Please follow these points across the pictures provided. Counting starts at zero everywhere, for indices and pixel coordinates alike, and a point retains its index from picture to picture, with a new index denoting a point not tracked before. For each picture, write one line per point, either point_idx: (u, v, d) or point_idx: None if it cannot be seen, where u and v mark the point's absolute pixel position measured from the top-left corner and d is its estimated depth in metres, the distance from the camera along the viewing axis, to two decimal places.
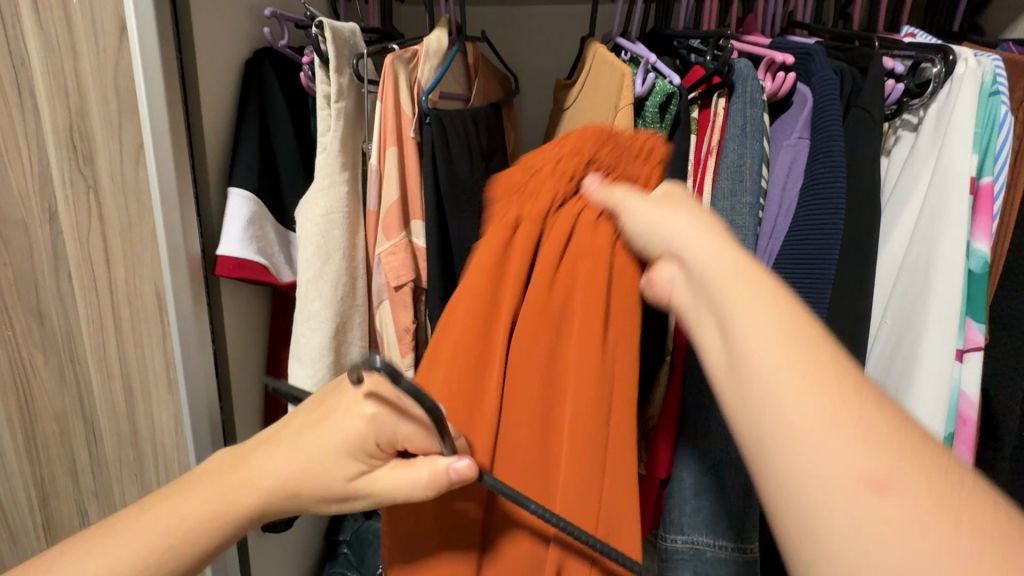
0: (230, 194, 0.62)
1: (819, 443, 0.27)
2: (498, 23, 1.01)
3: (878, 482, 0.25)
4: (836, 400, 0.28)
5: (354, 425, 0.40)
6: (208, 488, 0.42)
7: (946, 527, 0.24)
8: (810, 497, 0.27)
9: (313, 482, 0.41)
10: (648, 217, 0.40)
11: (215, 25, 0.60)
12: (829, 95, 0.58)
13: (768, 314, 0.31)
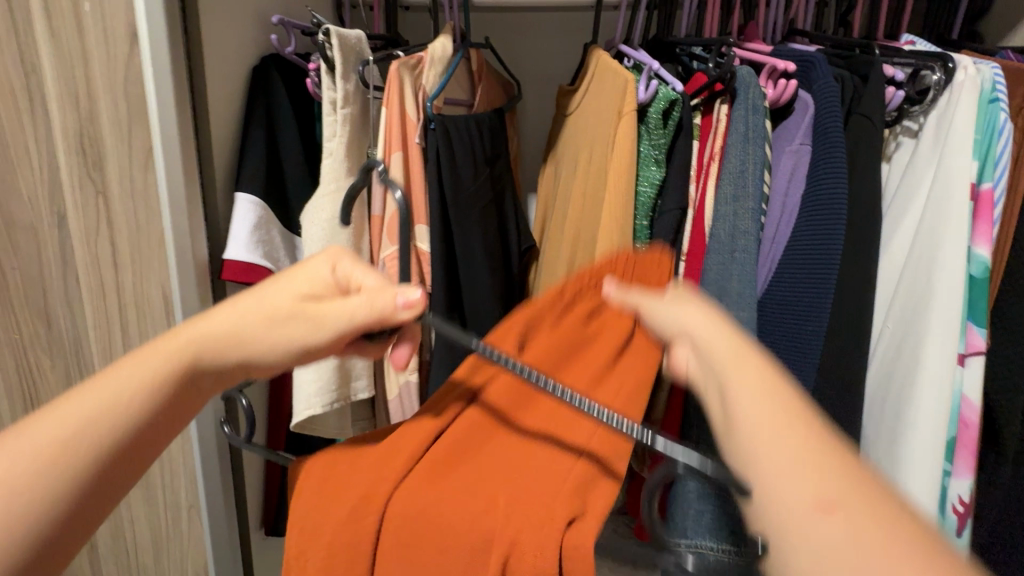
0: (237, 198, 0.63)
1: (778, 459, 0.30)
2: (501, 29, 1.01)
3: (825, 502, 0.27)
4: (802, 444, 0.30)
5: (316, 268, 0.44)
6: (137, 365, 0.39)
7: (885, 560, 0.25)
8: (773, 508, 0.28)
9: (267, 329, 0.42)
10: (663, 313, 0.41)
11: (224, 32, 0.61)
12: (831, 102, 0.58)
13: (764, 391, 0.33)
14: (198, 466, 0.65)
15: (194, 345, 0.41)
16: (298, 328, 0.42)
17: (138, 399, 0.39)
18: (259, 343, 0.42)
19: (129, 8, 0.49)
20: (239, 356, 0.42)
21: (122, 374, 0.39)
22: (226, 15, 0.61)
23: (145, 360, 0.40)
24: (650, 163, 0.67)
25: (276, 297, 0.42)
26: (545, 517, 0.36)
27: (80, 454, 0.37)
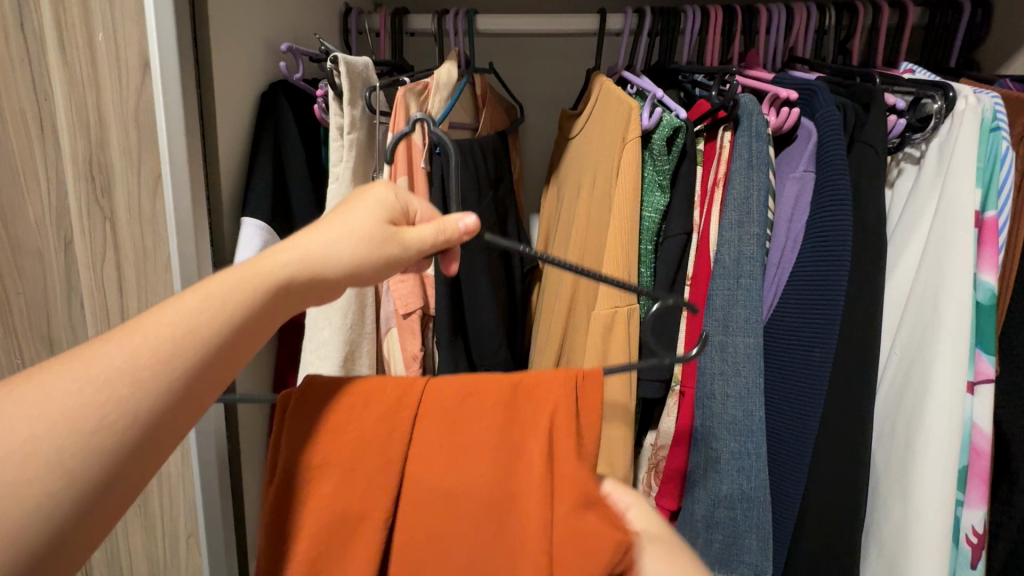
0: (243, 223, 0.63)
1: None
2: (505, 55, 1.03)
3: None
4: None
5: (380, 193, 0.46)
6: (245, 273, 0.41)
7: None
8: None
9: (351, 248, 0.44)
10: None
11: (233, 60, 0.62)
12: (834, 130, 0.58)
13: None
14: (197, 493, 0.64)
15: (295, 258, 0.43)
16: (379, 245, 0.45)
17: (246, 305, 0.41)
18: (346, 263, 0.44)
19: (141, 39, 0.50)
20: (330, 272, 0.43)
21: (232, 280, 0.41)
22: (236, 44, 0.62)
23: (251, 269, 0.41)
24: (655, 189, 0.67)
25: (354, 221, 0.45)
26: (561, 402, 0.47)
27: (187, 350, 0.38)
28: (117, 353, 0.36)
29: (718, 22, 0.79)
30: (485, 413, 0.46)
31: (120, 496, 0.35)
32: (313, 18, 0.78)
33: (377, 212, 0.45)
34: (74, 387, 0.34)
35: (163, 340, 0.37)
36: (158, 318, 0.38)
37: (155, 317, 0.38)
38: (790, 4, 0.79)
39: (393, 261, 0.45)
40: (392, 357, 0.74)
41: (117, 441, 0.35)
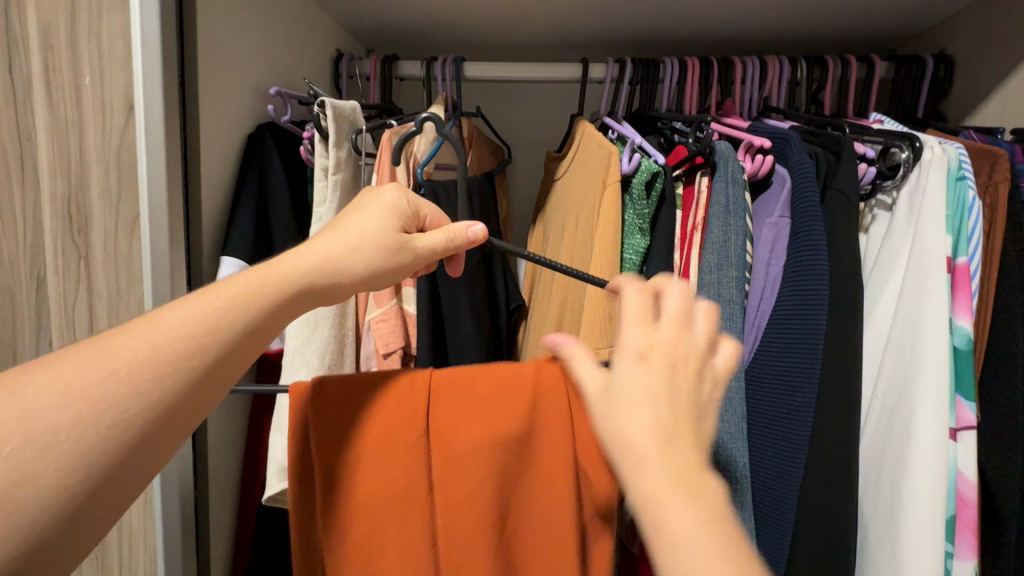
0: (222, 262, 0.62)
1: (625, 420, 0.34)
2: (492, 100, 1.06)
3: (638, 454, 0.32)
4: (663, 434, 0.33)
5: (394, 195, 0.47)
6: (263, 273, 0.42)
7: (665, 450, 0.32)
8: (616, 444, 0.33)
9: (367, 254, 0.44)
10: (625, 363, 0.36)
11: (220, 103, 0.63)
12: (807, 178, 0.60)
13: (651, 412, 0.34)
14: (158, 541, 0.61)
15: (313, 259, 0.43)
16: (393, 250, 0.45)
17: (262, 307, 0.41)
18: (362, 267, 0.44)
19: (127, 83, 0.51)
20: (346, 275, 0.44)
21: (252, 280, 0.41)
22: (224, 88, 0.64)
23: (270, 269, 0.42)
24: (635, 232, 0.68)
25: (367, 227, 0.45)
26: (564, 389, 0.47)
27: (196, 345, 0.38)
28: (142, 342, 0.37)
29: (695, 73, 0.82)
30: (501, 399, 0.46)
31: (107, 499, 0.35)
32: (304, 63, 0.81)
33: (392, 214, 0.46)
34: (95, 371, 0.35)
35: (163, 341, 0.37)
36: (146, 328, 0.37)
37: (142, 328, 0.37)
38: (763, 57, 0.82)
39: (403, 268, 0.46)
40: None
41: (92, 457, 0.34)
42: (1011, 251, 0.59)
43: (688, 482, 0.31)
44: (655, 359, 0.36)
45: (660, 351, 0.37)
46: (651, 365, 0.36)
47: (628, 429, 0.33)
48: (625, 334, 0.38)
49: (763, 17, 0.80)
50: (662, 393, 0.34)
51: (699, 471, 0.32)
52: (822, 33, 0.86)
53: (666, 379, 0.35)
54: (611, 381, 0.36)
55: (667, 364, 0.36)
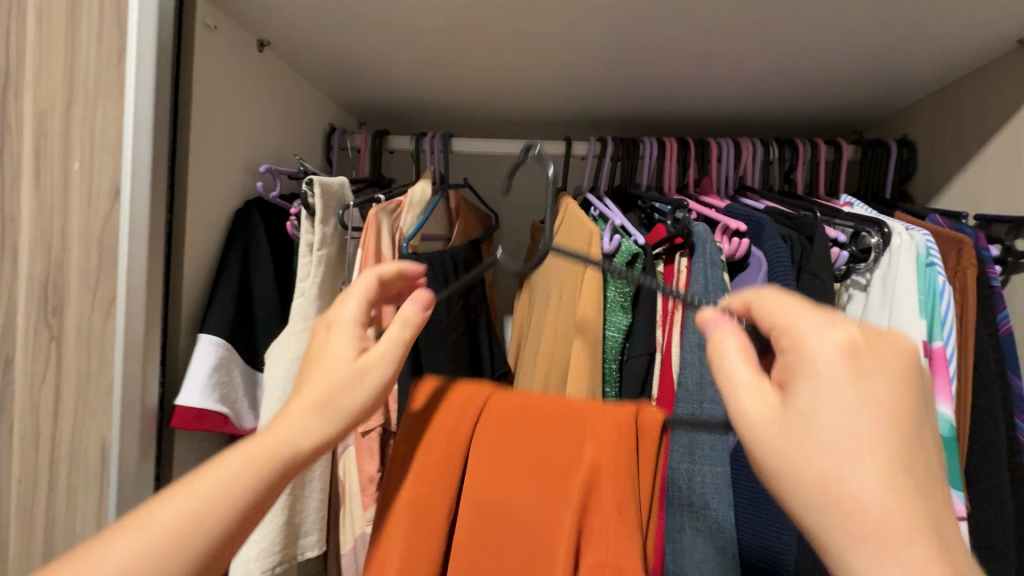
0: (199, 340, 0.61)
1: (845, 453, 0.28)
2: (480, 171, 1.10)
3: (866, 501, 0.27)
4: (899, 494, 0.27)
5: (341, 318, 0.43)
6: (262, 439, 0.37)
7: (900, 509, 0.26)
8: (833, 481, 0.28)
9: (341, 390, 0.40)
10: (827, 402, 0.29)
11: (210, 182, 0.65)
12: (783, 263, 0.61)
13: (884, 455, 0.27)
14: None
15: (308, 408, 0.38)
16: (365, 378, 0.41)
17: (255, 474, 0.35)
18: (347, 403, 0.40)
19: (115, 170, 0.53)
20: (332, 417, 0.39)
21: (250, 449, 0.36)
22: (214, 167, 0.65)
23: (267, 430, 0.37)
24: (617, 309, 0.69)
25: (330, 361, 0.41)
26: (609, 439, 0.40)
27: (201, 538, 0.33)
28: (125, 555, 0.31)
29: (673, 151, 0.85)
30: (540, 436, 0.42)
31: None
32: (295, 138, 0.83)
33: (346, 335, 0.42)
34: None
35: (146, 550, 0.31)
36: (127, 533, 0.32)
37: (122, 536, 0.32)
38: (737, 139, 0.86)
39: (384, 381, 0.41)
40: (348, 478, 0.70)
41: None
42: (982, 336, 0.60)
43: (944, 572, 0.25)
44: (866, 383, 0.29)
45: (874, 382, 0.29)
46: (875, 406, 0.28)
47: (853, 472, 0.27)
48: (818, 354, 0.30)
49: (734, 103, 0.86)
50: (894, 452, 0.27)
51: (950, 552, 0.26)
52: (790, 117, 0.91)
53: (895, 428, 0.28)
54: (808, 428, 0.29)
55: (894, 398, 0.28)
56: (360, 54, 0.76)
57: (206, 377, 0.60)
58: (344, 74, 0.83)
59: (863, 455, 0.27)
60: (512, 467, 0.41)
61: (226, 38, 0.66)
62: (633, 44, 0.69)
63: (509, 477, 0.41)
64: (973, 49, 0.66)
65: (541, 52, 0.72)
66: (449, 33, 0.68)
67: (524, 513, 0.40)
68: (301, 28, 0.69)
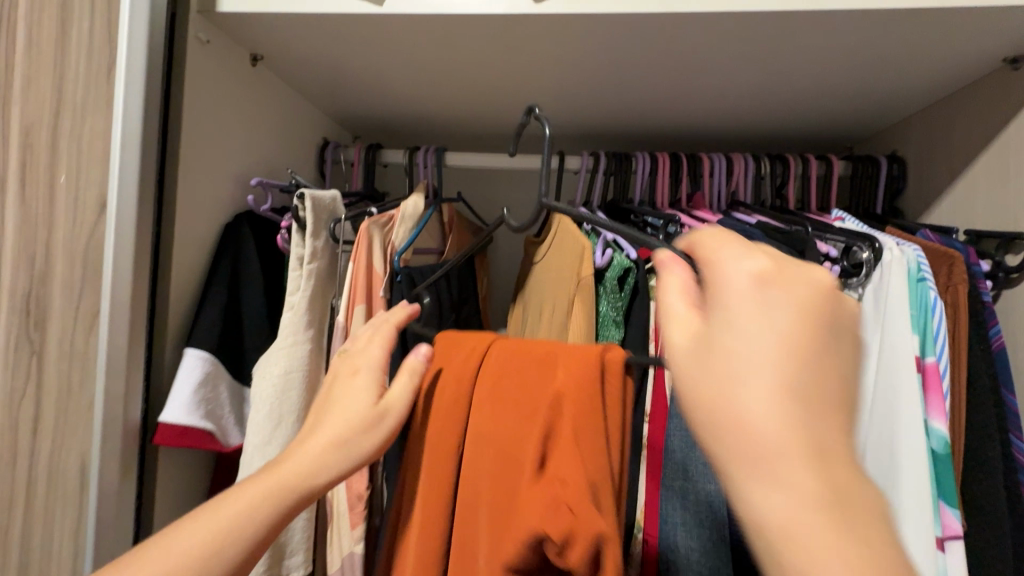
0: (185, 354, 0.60)
1: (747, 376, 0.25)
2: (473, 186, 1.11)
3: (757, 431, 0.24)
4: (801, 424, 0.24)
5: (362, 371, 0.50)
6: (284, 468, 0.43)
7: (800, 441, 0.24)
8: (729, 408, 0.25)
9: (354, 434, 0.46)
10: (735, 326, 0.27)
11: (200, 195, 0.64)
12: None
13: (786, 383, 0.24)
14: None
15: (325, 447, 0.45)
16: (375, 423, 0.47)
17: (278, 498, 0.42)
18: (358, 446, 0.46)
19: (102, 184, 0.52)
20: (346, 458, 0.45)
21: (275, 477, 0.43)
22: (205, 180, 0.65)
23: (289, 461, 0.44)
24: (610, 324, 0.68)
25: (346, 408, 0.47)
26: (577, 376, 0.45)
27: (232, 550, 0.40)
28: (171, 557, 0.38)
29: (665, 166, 0.86)
30: (525, 374, 0.47)
31: None
32: (289, 152, 0.83)
33: (364, 380, 0.49)
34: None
35: (188, 553, 0.39)
36: (176, 537, 0.40)
37: (172, 537, 0.40)
38: (729, 154, 0.87)
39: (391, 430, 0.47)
40: (336, 496, 0.68)
41: None
42: (975, 351, 0.60)
43: (839, 507, 0.23)
44: (775, 310, 0.26)
45: (784, 308, 0.26)
46: (780, 332, 0.26)
47: (753, 396, 0.25)
48: (727, 284, 0.28)
49: (725, 119, 0.86)
50: (799, 378, 0.25)
51: (850, 488, 0.24)
52: (781, 133, 0.92)
53: (804, 354, 0.25)
54: (713, 352, 0.27)
55: (804, 323, 0.26)
56: (353, 68, 0.76)
57: (192, 392, 0.59)
58: (338, 89, 0.84)
59: (766, 379, 0.25)
60: (497, 400, 0.46)
61: (219, 51, 0.66)
62: (624, 60, 0.69)
63: (494, 410, 0.46)
64: (957, 68, 0.67)
65: (533, 67, 0.73)
66: (442, 48, 0.69)
67: (503, 441, 0.44)
68: (295, 42, 0.69)
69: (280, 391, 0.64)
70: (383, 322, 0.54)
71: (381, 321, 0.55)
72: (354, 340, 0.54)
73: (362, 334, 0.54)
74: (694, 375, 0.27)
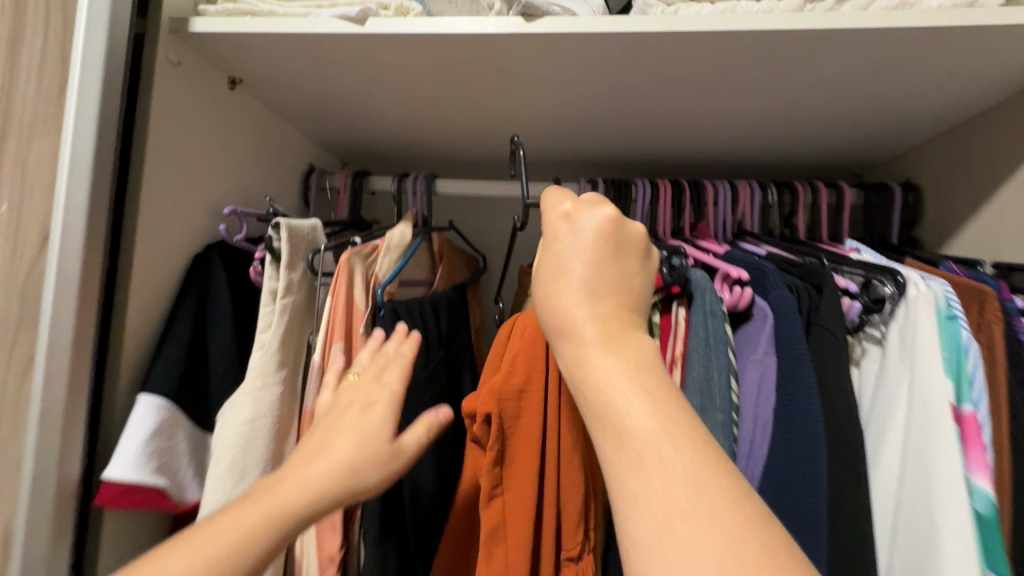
0: (138, 401, 0.54)
1: (566, 285, 0.43)
2: (466, 215, 1.07)
3: (572, 318, 0.41)
4: (593, 311, 0.41)
5: (369, 407, 0.53)
6: (294, 486, 0.44)
7: (594, 320, 0.41)
8: (557, 305, 0.43)
9: (362, 463, 0.47)
10: (561, 256, 0.44)
11: (165, 225, 0.60)
12: (792, 316, 0.56)
13: (584, 289, 0.42)
14: None
15: (335, 471, 0.46)
16: (387, 457, 0.49)
17: (294, 511, 0.43)
18: (366, 477, 0.47)
19: (47, 214, 0.47)
20: (352, 486, 0.46)
21: (283, 492, 0.43)
22: (171, 209, 0.60)
23: (299, 479, 0.44)
24: None
25: (350, 438, 0.49)
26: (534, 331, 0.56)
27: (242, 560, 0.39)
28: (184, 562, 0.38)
29: (667, 194, 0.82)
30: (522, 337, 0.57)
31: None
32: (269, 179, 0.79)
33: (380, 413, 0.52)
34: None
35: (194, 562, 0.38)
36: (182, 549, 0.38)
37: (179, 548, 0.38)
38: (733, 183, 0.83)
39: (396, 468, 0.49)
40: (306, 556, 0.61)
41: None
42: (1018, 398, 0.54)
43: (616, 345, 0.39)
44: (583, 248, 0.44)
45: (586, 240, 0.44)
46: (582, 258, 0.43)
47: (570, 296, 0.42)
48: (559, 235, 0.45)
49: (728, 146, 0.83)
50: (589, 281, 0.42)
51: (625, 337, 0.40)
52: (786, 160, 0.88)
53: (596, 268, 0.43)
54: (551, 272, 0.44)
55: (598, 247, 0.44)
56: (337, 92, 0.73)
57: (143, 444, 0.52)
58: (322, 114, 0.80)
59: (573, 287, 0.43)
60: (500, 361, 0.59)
61: (192, 73, 0.62)
62: (623, 82, 0.65)
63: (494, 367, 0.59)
64: (978, 92, 0.63)
65: (527, 89, 0.69)
66: (430, 70, 0.65)
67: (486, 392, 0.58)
68: (274, 65, 0.65)
69: (244, 440, 0.58)
70: (400, 356, 0.59)
71: (398, 356, 0.59)
72: (369, 367, 0.58)
73: (376, 362, 0.58)
74: (543, 288, 0.45)
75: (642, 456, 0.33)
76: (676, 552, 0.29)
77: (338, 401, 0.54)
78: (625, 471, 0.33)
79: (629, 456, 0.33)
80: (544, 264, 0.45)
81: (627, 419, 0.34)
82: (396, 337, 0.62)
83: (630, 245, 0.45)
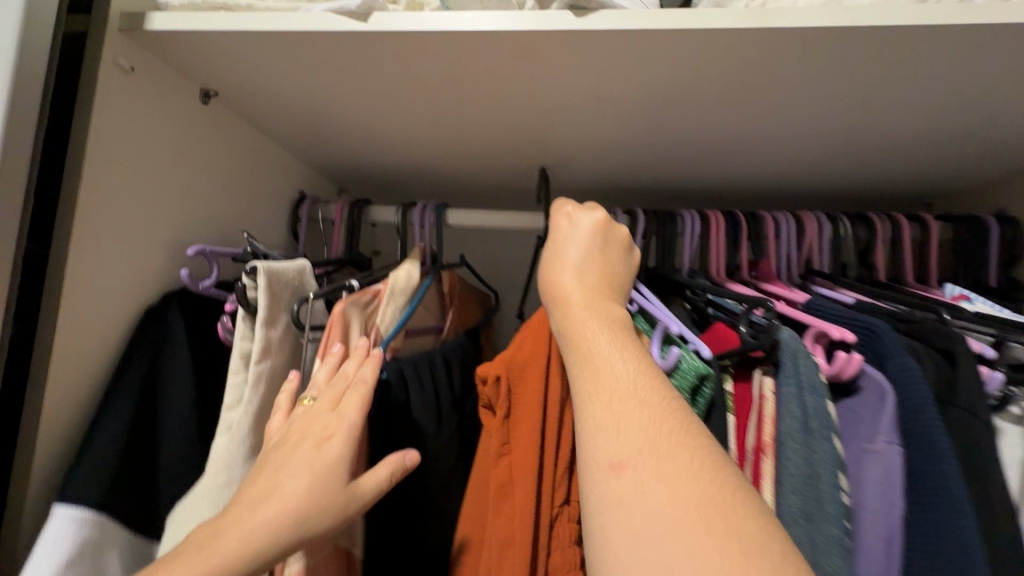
0: (51, 516, 0.41)
1: (563, 266, 0.44)
2: (479, 250, 0.95)
3: (564, 291, 0.42)
4: (585, 288, 0.42)
5: (322, 434, 0.42)
6: (236, 534, 0.36)
7: (583, 295, 0.41)
8: (556, 279, 0.43)
9: (310, 503, 0.38)
10: (562, 242, 0.46)
11: (108, 270, 0.47)
12: (925, 398, 0.42)
13: (576, 270, 0.43)
14: None
15: (284, 515, 0.37)
16: (343, 501, 0.40)
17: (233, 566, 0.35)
18: (316, 521, 0.38)
19: None
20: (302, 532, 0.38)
21: (223, 544, 0.35)
22: (117, 250, 0.47)
23: (244, 523, 0.36)
24: None
25: (303, 470, 0.39)
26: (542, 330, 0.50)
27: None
28: None
29: (720, 227, 0.70)
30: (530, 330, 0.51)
31: None
32: (249, 209, 0.66)
33: (339, 448, 0.41)
34: None
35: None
36: None
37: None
38: (796, 214, 0.71)
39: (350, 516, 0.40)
40: None
41: None
42: None
43: (599, 310, 0.40)
44: (579, 238, 0.46)
45: (582, 232, 0.46)
46: (579, 246, 0.45)
47: (565, 276, 0.43)
48: (561, 229, 0.47)
49: (787, 172, 0.71)
50: (580, 259, 0.44)
51: (606, 305, 0.41)
52: (850, 189, 0.77)
53: (587, 253, 0.45)
54: (551, 253, 0.46)
55: (590, 237, 0.46)
56: (332, 106, 0.60)
57: None
58: (315, 133, 0.68)
59: (568, 269, 0.44)
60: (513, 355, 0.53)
61: (151, 81, 0.50)
62: (683, 93, 0.53)
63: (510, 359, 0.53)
64: None
65: (562, 102, 0.57)
66: (446, 78, 0.53)
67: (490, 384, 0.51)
68: (254, 71, 0.53)
69: None
70: (362, 380, 0.46)
71: (358, 380, 0.47)
72: (325, 392, 0.46)
73: (334, 387, 0.46)
74: (542, 268, 0.46)
75: (607, 377, 0.35)
76: (631, 452, 0.31)
77: (290, 431, 0.43)
78: (592, 392, 0.35)
79: (594, 381, 0.35)
80: (548, 246, 0.47)
81: (594, 354, 0.37)
82: (357, 356, 0.50)
83: (617, 241, 0.47)
